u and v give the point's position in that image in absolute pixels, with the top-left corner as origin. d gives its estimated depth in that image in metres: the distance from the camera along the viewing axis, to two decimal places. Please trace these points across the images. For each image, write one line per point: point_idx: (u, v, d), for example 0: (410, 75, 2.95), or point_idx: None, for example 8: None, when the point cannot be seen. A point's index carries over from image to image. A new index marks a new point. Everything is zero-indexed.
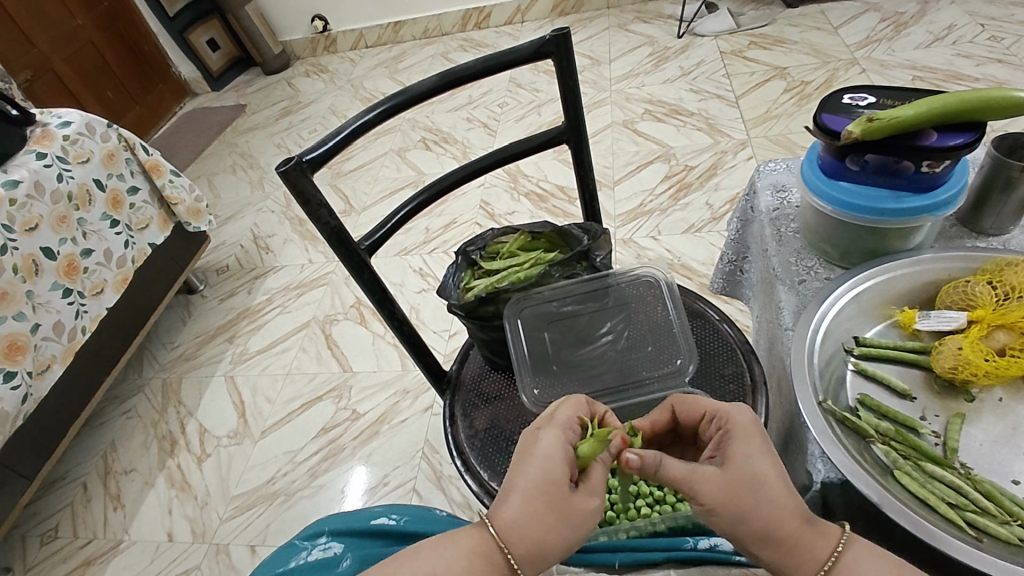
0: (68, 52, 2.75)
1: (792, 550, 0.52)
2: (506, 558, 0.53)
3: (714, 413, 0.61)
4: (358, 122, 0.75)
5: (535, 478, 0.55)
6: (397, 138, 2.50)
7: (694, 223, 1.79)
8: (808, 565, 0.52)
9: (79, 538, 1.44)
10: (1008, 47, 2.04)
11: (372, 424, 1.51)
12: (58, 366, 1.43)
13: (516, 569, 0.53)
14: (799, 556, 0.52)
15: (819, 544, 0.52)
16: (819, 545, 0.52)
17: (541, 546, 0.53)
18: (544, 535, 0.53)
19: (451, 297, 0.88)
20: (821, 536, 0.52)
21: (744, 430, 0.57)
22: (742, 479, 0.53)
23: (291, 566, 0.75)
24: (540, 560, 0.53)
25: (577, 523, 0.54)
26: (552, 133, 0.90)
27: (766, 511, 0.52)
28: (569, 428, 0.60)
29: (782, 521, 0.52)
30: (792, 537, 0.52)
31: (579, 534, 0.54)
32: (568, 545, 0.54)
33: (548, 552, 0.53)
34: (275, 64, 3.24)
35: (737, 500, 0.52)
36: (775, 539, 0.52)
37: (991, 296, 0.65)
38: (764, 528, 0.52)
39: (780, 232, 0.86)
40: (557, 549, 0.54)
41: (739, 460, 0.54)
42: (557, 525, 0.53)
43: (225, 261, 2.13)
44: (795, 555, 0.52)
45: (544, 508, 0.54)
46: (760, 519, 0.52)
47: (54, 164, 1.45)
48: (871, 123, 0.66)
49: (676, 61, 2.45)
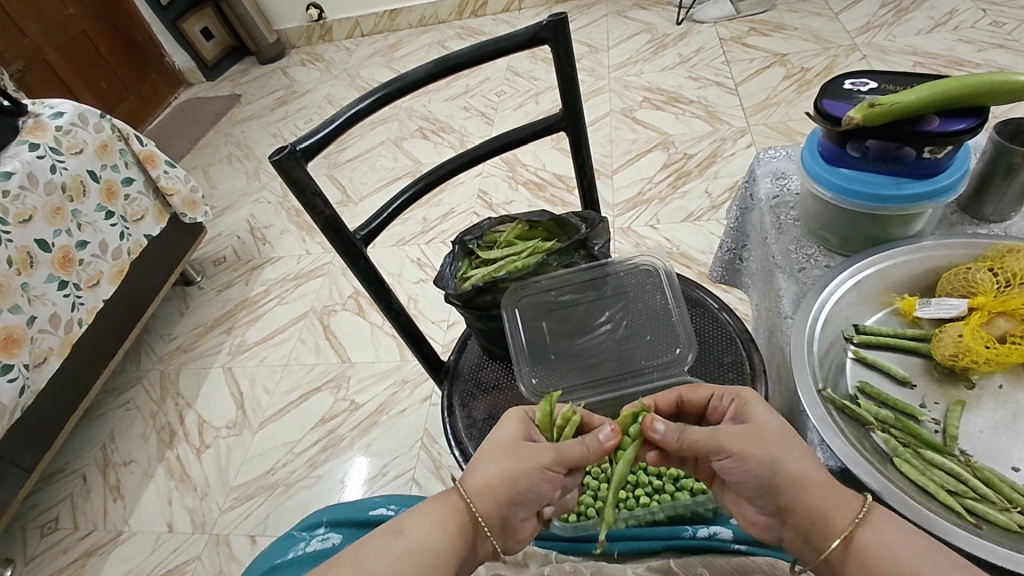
0: (60, 42, 2.72)
1: (824, 500, 0.53)
2: (461, 498, 0.56)
3: (723, 391, 0.63)
4: (352, 110, 0.73)
5: (489, 432, 0.61)
6: (394, 127, 2.48)
7: (694, 212, 1.78)
8: (840, 516, 0.52)
9: (78, 529, 1.44)
10: (1010, 32, 2.02)
11: (372, 414, 1.51)
12: (56, 358, 1.43)
13: (472, 511, 0.56)
14: (831, 508, 0.53)
15: (849, 497, 0.53)
16: (851, 499, 0.53)
17: (493, 484, 0.56)
18: (493, 471, 0.57)
19: (448, 287, 0.87)
20: (849, 492, 0.53)
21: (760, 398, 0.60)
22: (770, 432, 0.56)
23: (289, 557, 0.75)
24: (493, 499, 0.56)
25: (528, 461, 0.57)
26: (549, 120, 0.89)
27: (796, 461, 0.54)
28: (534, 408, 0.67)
29: (813, 472, 0.54)
30: (825, 487, 0.53)
31: (533, 475, 0.57)
32: (522, 486, 0.57)
33: (499, 488, 0.56)
34: (271, 53, 3.20)
35: (767, 448, 0.55)
36: (808, 487, 0.53)
37: (992, 283, 0.65)
38: (798, 477, 0.54)
39: (780, 220, 0.86)
40: (511, 488, 0.56)
41: (765, 417, 0.58)
42: (505, 460, 0.57)
43: (222, 252, 2.12)
44: (828, 507, 0.53)
45: (496, 450, 0.58)
46: (792, 466, 0.54)
47: (47, 155, 1.44)
48: (873, 109, 0.65)
49: (675, 49, 2.43)
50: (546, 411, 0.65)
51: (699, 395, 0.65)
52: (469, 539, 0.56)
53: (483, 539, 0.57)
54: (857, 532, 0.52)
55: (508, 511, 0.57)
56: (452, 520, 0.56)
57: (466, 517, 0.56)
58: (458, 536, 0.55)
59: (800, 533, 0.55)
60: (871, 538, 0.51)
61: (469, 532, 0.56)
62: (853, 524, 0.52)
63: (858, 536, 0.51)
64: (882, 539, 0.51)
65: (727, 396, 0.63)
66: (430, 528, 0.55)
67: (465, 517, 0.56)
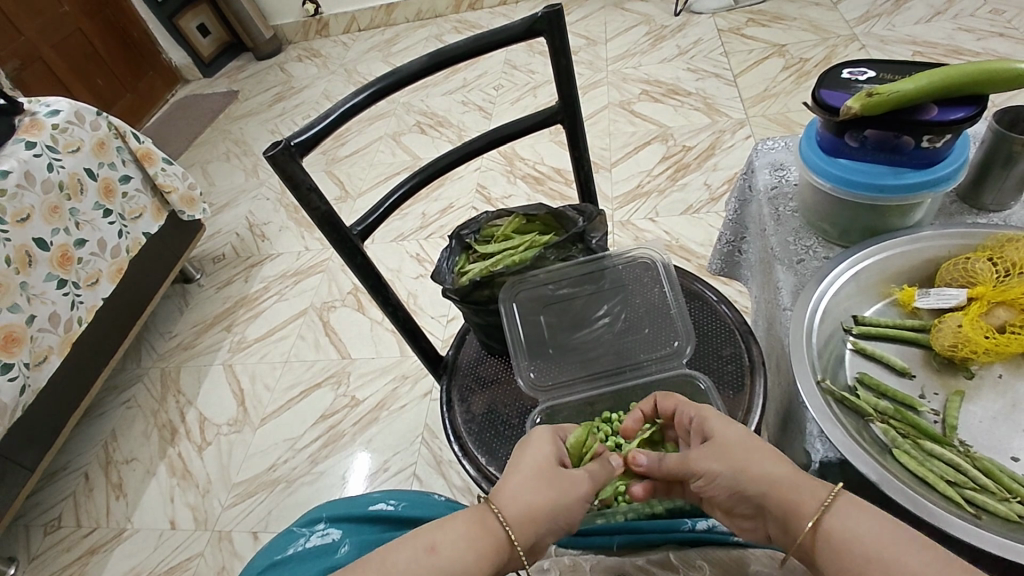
0: (55, 40, 2.71)
1: (790, 493, 0.52)
2: (500, 523, 0.55)
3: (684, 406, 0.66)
4: (348, 104, 0.73)
5: (524, 455, 0.61)
6: (391, 122, 2.47)
7: (693, 204, 1.77)
8: (806, 506, 0.51)
9: (82, 527, 1.45)
10: (1010, 21, 2.01)
11: (372, 410, 1.51)
12: (56, 357, 1.43)
13: (510, 535, 0.55)
14: (798, 499, 0.52)
15: (813, 488, 0.52)
16: (818, 490, 0.52)
17: (534, 509, 0.56)
18: (535, 497, 0.56)
19: (446, 282, 0.87)
20: (815, 483, 0.52)
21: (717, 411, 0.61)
22: (734, 440, 0.57)
23: (289, 553, 0.74)
24: (532, 526, 0.55)
25: (569, 491, 0.58)
26: (546, 113, 0.89)
27: (759, 462, 0.55)
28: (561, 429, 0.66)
29: (778, 469, 0.54)
30: (790, 481, 0.53)
31: (572, 506, 0.58)
32: (561, 515, 0.57)
33: (540, 516, 0.56)
34: (267, 49, 3.19)
35: (731, 456, 0.56)
36: (773, 484, 0.53)
37: (992, 273, 0.65)
38: (761, 474, 0.54)
39: (779, 212, 0.85)
40: (550, 517, 0.56)
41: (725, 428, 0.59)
42: (549, 490, 0.57)
43: (221, 250, 2.12)
44: (793, 498, 0.52)
45: (535, 476, 0.58)
46: (755, 465, 0.54)
47: (44, 154, 1.43)
48: (872, 97, 0.64)
49: (673, 40, 2.41)
50: (579, 440, 0.66)
51: (669, 403, 0.68)
52: (503, 563, 0.55)
53: (512, 564, 0.56)
54: (823, 519, 0.50)
55: (542, 538, 0.56)
56: (489, 543, 0.54)
57: (503, 540, 0.55)
58: (494, 560, 0.54)
59: (778, 533, 0.53)
60: (839, 524, 0.49)
61: (504, 556, 0.54)
62: (819, 510, 0.50)
63: (825, 523, 0.50)
64: (847, 524, 0.49)
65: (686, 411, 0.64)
66: (466, 546, 0.53)
67: (502, 541, 0.55)
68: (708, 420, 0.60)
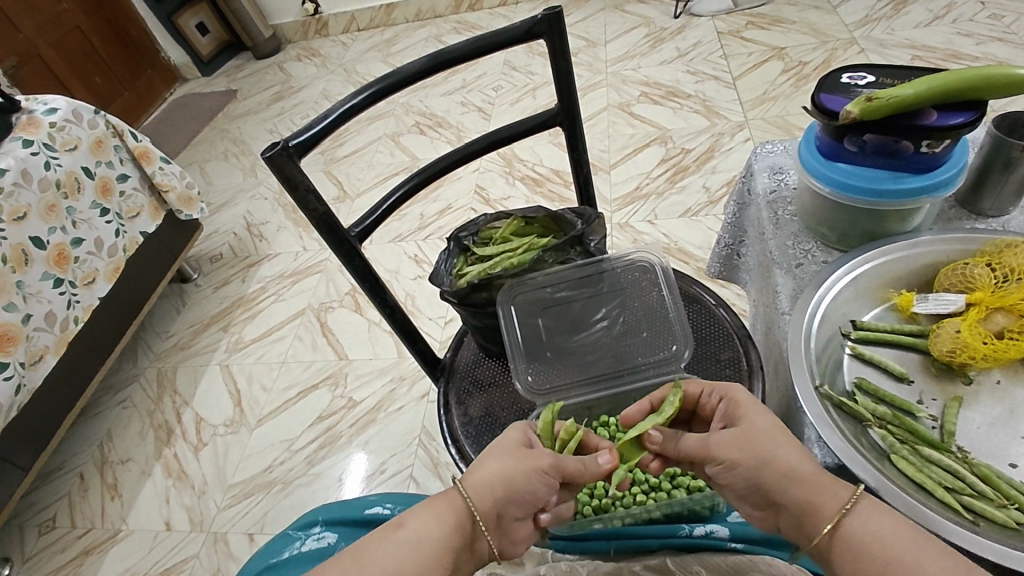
0: (53, 38, 2.71)
1: (813, 490, 0.53)
2: (462, 495, 0.56)
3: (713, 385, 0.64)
4: (346, 105, 0.73)
5: (492, 436, 0.62)
6: (390, 122, 2.46)
7: (692, 207, 1.78)
8: (828, 505, 0.52)
9: (77, 527, 1.45)
10: (1009, 25, 2.01)
11: (369, 411, 1.51)
12: (52, 356, 1.42)
13: (470, 507, 0.56)
14: (820, 496, 0.52)
15: (838, 487, 0.52)
16: (842, 487, 0.52)
17: (494, 480, 0.57)
18: (493, 470, 0.57)
19: (444, 284, 0.87)
20: (840, 482, 0.53)
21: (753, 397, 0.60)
22: (759, 433, 0.56)
23: (284, 557, 0.74)
24: (491, 495, 0.56)
25: (528, 463, 0.58)
26: (545, 116, 0.89)
27: (788, 454, 0.54)
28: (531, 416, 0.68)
29: (803, 465, 0.54)
30: (814, 479, 0.53)
31: (534, 477, 0.58)
32: (520, 486, 0.57)
33: (498, 488, 0.57)
34: (266, 48, 3.18)
35: (756, 447, 0.55)
36: (795, 479, 0.53)
37: (990, 279, 0.65)
38: (786, 469, 0.54)
39: (778, 216, 0.85)
40: (509, 486, 0.57)
41: (757, 416, 0.58)
42: (506, 459, 0.58)
43: (218, 249, 2.11)
44: (817, 491, 0.52)
45: (497, 452, 0.59)
46: (781, 461, 0.54)
47: (41, 152, 1.43)
48: (871, 102, 0.64)
49: (673, 43, 2.41)
50: (548, 423, 0.67)
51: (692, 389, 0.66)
52: (465, 536, 0.55)
53: (476, 538, 0.57)
54: (844, 520, 0.51)
55: (502, 510, 0.57)
56: (452, 516, 0.55)
57: (465, 514, 0.56)
58: (458, 533, 0.55)
59: (792, 528, 0.54)
60: (860, 525, 0.50)
61: (465, 529, 0.55)
62: (840, 512, 0.51)
63: (844, 525, 0.51)
64: (869, 525, 0.50)
65: (715, 391, 0.64)
66: (430, 520, 0.54)
67: (462, 514, 0.55)
68: (742, 406, 0.60)
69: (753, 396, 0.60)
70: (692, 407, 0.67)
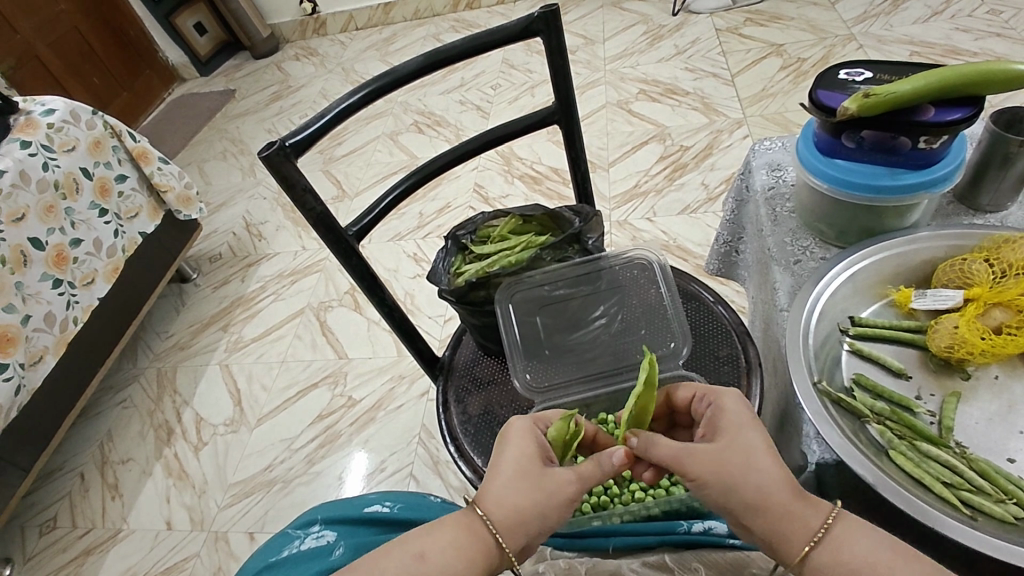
0: (51, 38, 2.70)
1: (786, 520, 0.52)
2: (487, 526, 0.56)
3: (704, 393, 0.64)
4: (343, 104, 0.73)
5: (509, 454, 0.60)
6: (389, 121, 2.46)
7: (691, 204, 1.77)
8: (798, 536, 0.52)
9: (77, 528, 1.45)
10: (1007, 21, 2.01)
11: (369, 410, 1.51)
12: (51, 357, 1.42)
13: (499, 540, 0.56)
14: (792, 527, 0.52)
15: (810, 516, 0.52)
16: (812, 515, 0.52)
17: (521, 513, 0.56)
18: (520, 501, 0.57)
19: (442, 282, 0.87)
20: (812, 510, 0.53)
21: (735, 412, 0.59)
22: (736, 456, 0.55)
23: (284, 555, 0.74)
24: (519, 528, 0.56)
25: (556, 492, 0.57)
26: (542, 114, 0.89)
27: (763, 482, 0.53)
28: (541, 422, 0.65)
29: (775, 492, 0.53)
30: (785, 507, 0.52)
31: (561, 505, 0.57)
32: (549, 514, 0.57)
33: (526, 519, 0.56)
34: (265, 48, 3.18)
35: (729, 471, 0.54)
36: (767, 509, 0.53)
37: (989, 275, 0.65)
38: (756, 497, 0.53)
39: (776, 212, 0.85)
40: (537, 517, 0.57)
41: (736, 435, 0.56)
42: (535, 491, 0.57)
43: (218, 249, 2.11)
44: (789, 520, 0.52)
45: (520, 477, 0.58)
46: (751, 488, 0.53)
47: (39, 153, 1.43)
48: (868, 99, 0.64)
49: (671, 40, 2.41)
50: (561, 430, 0.63)
51: (686, 393, 0.67)
52: (494, 565, 0.56)
53: (503, 565, 0.57)
54: (814, 551, 0.51)
55: (532, 539, 0.57)
56: (479, 550, 0.55)
57: (491, 545, 0.56)
58: (484, 564, 0.55)
59: (762, 550, 0.55)
60: (829, 555, 0.51)
61: (492, 560, 0.56)
62: (810, 543, 0.51)
63: (814, 556, 0.51)
64: (838, 557, 0.51)
65: (708, 398, 0.63)
66: (454, 554, 0.54)
67: (490, 546, 0.56)
68: (724, 422, 0.58)
69: (738, 410, 0.59)
70: (685, 410, 0.68)
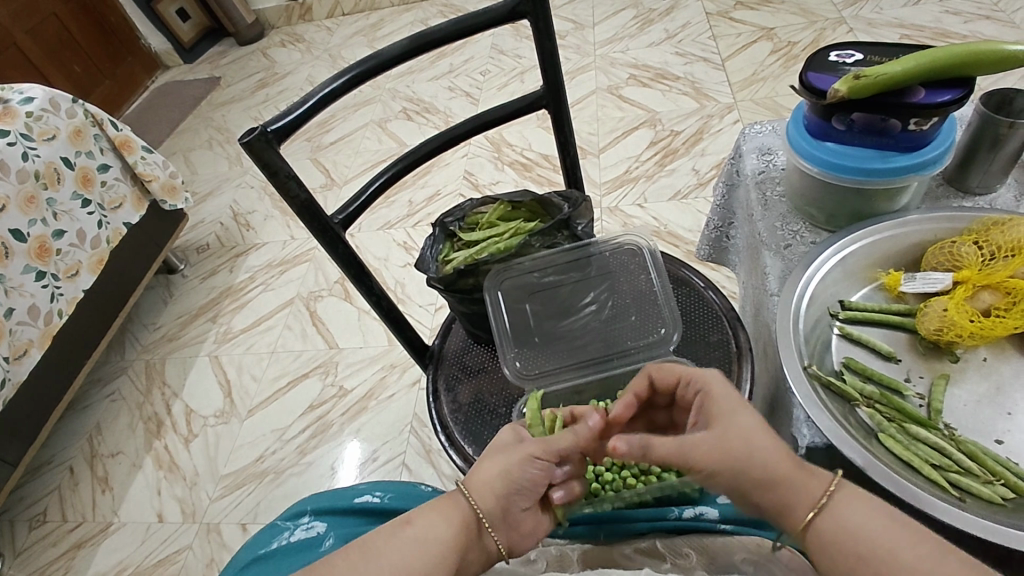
0: (29, 25, 2.65)
1: (788, 490, 0.52)
2: (463, 496, 0.57)
3: (689, 375, 0.63)
4: (325, 90, 0.71)
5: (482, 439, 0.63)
6: (377, 108, 2.43)
7: (681, 189, 1.77)
8: (801, 504, 0.51)
9: (68, 521, 1.44)
10: (997, 3, 2.01)
11: (361, 400, 1.50)
12: (36, 350, 1.40)
13: (474, 508, 0.56)
14: (794, 496, 0.52)
15: (811, 482, 0.52)
16: (811, 484, 0.52)
17: (493, 477, 0.57)
18: (490, 469, 0.58)
19: (431, 270, 0.86)
20: (812, 477, 0.52)
21: (725, 391, 0.58)
22: (737, 435, 0.54)
23: (273, 547, 0.74)
24: (493, 493, 0.57)
25: (517, 453, 0.59)
26: (529, 99, 0.87)
27: (764, 454, 0.53)
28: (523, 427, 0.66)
29: (779, 464, 0.52)
30: (787, 477, 0.52)
31: (526, 464, 0.58)
32: (518, 478, 0.58)
33: (498, 484, 0.57)
34: (249, 34, 3.12)
35: (732, 453, 0.53)
36: (770, 481, 0.52)
37: (977, 257, 0.65)
38: (762, 473, 0.52)
39: (766, 197, 0.85)
40: (508, 482, 0.57)
41: (730, 418, 0.55)
42: (501, 457, 0.59)
43: (204, 240, 2.08)
44: (790, 489, 0.52)
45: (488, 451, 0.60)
46: (757, 464, 0.53)
47: (18, 142, 1.40)
48: (859, 80, 0.63)
49: (662, 24, 2.39)
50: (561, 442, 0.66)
51: (666, 377, 0.65)
52: (473, 538, 0.55)
53: (485, 540, 0.56)
54: (817, 518, 0.51)
55: (507, 505, 0.57)
56: (458, 517, 0.55)
57: (469, 515, 0.56)
58: (465, 532, 0.54)
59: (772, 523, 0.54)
60: (832, 522, 0.50)
61: (472, 531, 0.55)
62: (814, 509, 0.51)
63: (818, 523, 0.51)
64: (843, 524, 0.49)
65: (692, 384, 0.62)
66: (438, 518, 0.54)
67: (468, 516, 0.55)
68: (714, 407, 0.57)
69: (728, 390, 0.58)
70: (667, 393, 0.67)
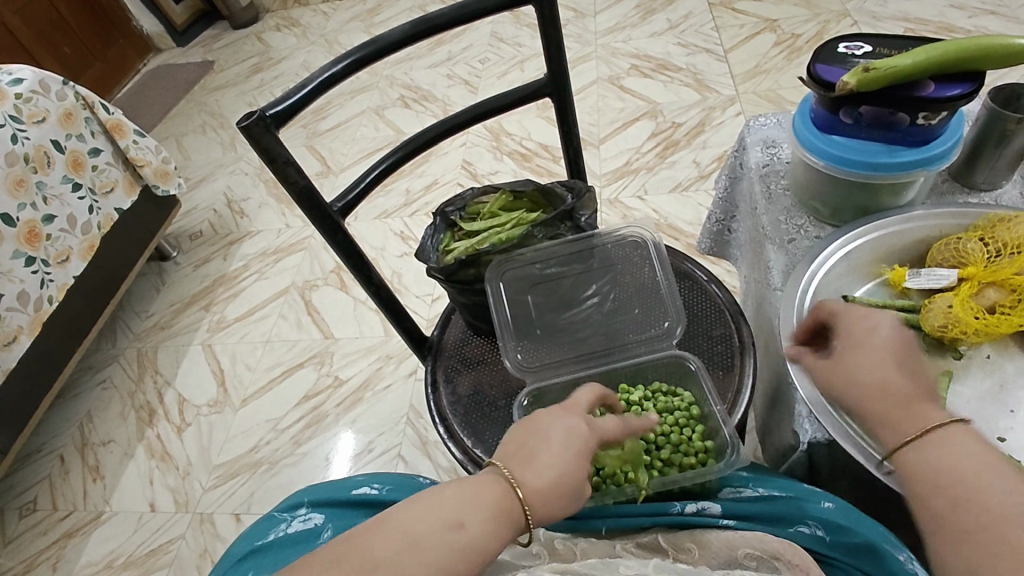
0: (18, 5, 2.59)
1: (895, 413, 0.51)
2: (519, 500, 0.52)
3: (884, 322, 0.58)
4: (324, 74, 0.69)
5: (543, 440, 0.56)
6: (374, 95, 2.40)
7: (682, 182, 1.76)
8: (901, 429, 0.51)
9: (58, 510, 1.42)
10: None
11: (357, 390, 1.49)
12: (26, 337, 1.38)
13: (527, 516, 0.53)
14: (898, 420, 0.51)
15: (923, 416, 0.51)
16: (927, 412, 0.51)
17: (556, 493, 0.53)
18: (556, 481, 0.54)
19: (430, 260, 0.84)
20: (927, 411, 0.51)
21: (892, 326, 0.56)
22: (870, 354, 0.54)
23: (269, 539, 0.72)
24: (552, 507, 0.53)
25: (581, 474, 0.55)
26: (531, 87, 0.85)
27: (882, 380, 0.52)
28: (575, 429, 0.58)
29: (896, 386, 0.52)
30: (898, 407, 0.51)
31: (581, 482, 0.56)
32: (575, 495, 0.55)
33: (558, 499, 0.53)
34: (243, 17, 3.07)
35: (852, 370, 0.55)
36: (883, 401, 0.52)
37: (983, 253, 0.64)
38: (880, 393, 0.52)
39: (771, 189, 0.84)
40: (566, 497, 0.54)
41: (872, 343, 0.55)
42: (565, 482, 0.54)
43: (198, 227, 2.06)
44: (891, 417, 0.51)
45: (557, 462, 0.55)
46: (867, 383, 0.53)
47: (6, 125, 1.37)
48: (868, 73, 0.62)
49: (664, 14, 2.37)
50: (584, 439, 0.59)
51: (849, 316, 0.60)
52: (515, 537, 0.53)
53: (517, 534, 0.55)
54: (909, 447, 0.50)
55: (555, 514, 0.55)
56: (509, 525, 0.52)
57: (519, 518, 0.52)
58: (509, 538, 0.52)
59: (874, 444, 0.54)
60: (925, 456, 0.49)
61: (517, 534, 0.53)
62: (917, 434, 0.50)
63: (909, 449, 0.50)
64: (935, 454, 0.49)
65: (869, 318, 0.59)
66: (487, 522, 0.51)
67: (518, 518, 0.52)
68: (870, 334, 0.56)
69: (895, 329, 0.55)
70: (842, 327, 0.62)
